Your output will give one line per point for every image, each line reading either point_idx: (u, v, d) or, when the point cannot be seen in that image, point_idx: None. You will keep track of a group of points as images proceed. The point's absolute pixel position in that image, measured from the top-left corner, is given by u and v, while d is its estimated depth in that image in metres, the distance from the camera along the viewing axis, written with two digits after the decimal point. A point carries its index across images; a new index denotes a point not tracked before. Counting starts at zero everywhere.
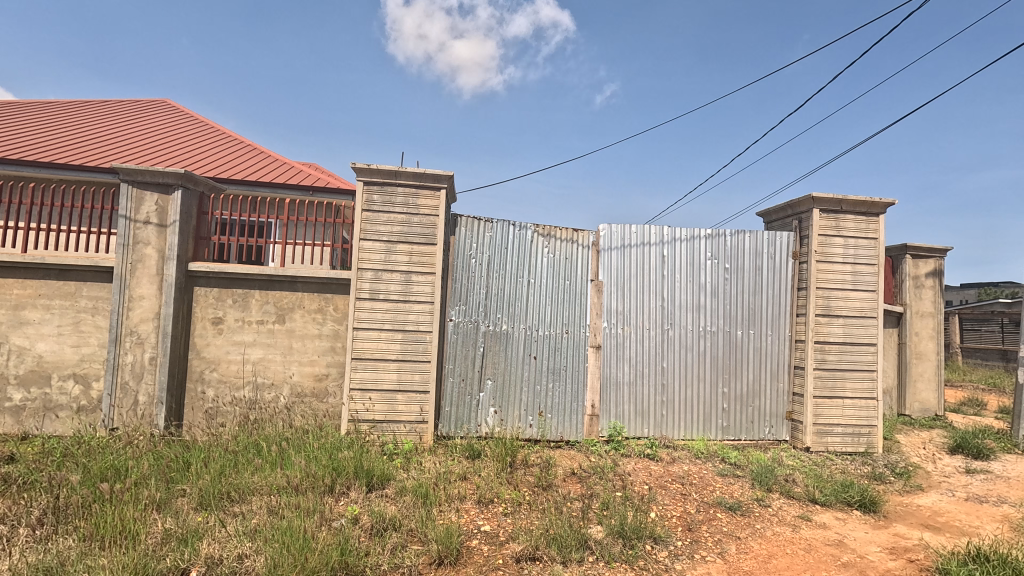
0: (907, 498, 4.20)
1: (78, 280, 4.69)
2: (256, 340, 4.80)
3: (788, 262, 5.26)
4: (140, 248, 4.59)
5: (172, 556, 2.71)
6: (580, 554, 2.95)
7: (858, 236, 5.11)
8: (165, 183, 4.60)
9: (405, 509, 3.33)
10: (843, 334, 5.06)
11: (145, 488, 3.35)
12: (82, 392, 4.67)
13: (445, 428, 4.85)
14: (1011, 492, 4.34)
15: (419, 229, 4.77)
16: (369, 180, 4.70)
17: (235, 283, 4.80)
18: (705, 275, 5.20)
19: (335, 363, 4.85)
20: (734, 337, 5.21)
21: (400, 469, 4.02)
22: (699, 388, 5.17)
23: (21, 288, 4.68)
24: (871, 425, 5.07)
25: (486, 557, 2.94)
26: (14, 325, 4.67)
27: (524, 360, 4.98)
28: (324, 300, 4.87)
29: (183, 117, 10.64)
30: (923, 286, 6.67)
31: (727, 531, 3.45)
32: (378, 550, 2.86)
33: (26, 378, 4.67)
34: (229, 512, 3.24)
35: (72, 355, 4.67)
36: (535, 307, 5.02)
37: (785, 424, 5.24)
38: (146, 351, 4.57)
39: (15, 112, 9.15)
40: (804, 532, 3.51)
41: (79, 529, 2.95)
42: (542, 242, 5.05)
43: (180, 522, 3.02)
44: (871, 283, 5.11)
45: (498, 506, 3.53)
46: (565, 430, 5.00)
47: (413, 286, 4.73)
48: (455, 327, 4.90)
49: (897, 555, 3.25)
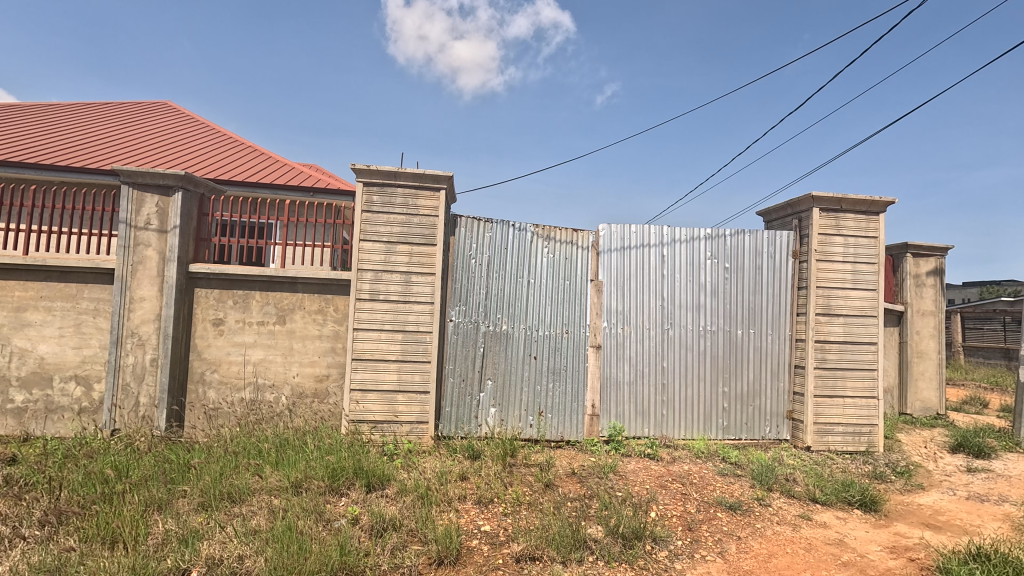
0: (907, 497, 4.19)
1: (79, 281, 4.71)
2: (257, 341, 4.81)
3: (788, 262, 5.26)
4: (141, 250, 4.60)
5: (173, 556, 2.72)
6: (580, 554, 2.95)
7: (858, 234, 5.11)
8: (165, 184, 4.61)
9: (405, 509, 3.33)
10: (843, 333, 5.06)
11: (146, 490, 3.36)
12: (83, 394, 4.69)
13: (445, 429, 4.86)
14: (1012, 490, 4.33)
15: (419, 229, 4.77)
16: (369, 180, 4.71)
17: (236, 284, 4.81)
18: (705, 275, 5.20)
19: (335, 363, 4.86)
20: (734, 337, 5.21)
21: (400, 469, 4.03)
22: (699, 388, 5.16)
23: (21, 290, 4.70)
24: (871, 424, 5.06)
25: (486, 557, 2.94)
26: (16, 326, 4.69)
27: (524, 360, 4.98)
28: (324, 301, 4.88)
29: (182, 117, 10.75)
30: (924, 285, 6.65)
31: (727, 531, 3.44)
32: (378, 550, 2.87)
33: (28, 379, 4.68)
34: (230, 512, 3.25)
35: (73, 357, 4.69)
36: (535, 307, 5.02)
37: (786, 424, 5.24)
38: (147, 353, 4.58)
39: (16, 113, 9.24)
40: (804, 531, 3.51)
41: (81, 529, 2.97)
42: (542, 242, 5.06)
43: (180, 523, 3.02)
44: (871, 282, 5.10)
45: (498, 506, 3.53)
46: (565, 430, 5.00)
47: (413, 287, 4.73)
48: (455, 328, 4.91)
49: (897, 554, 3.25)
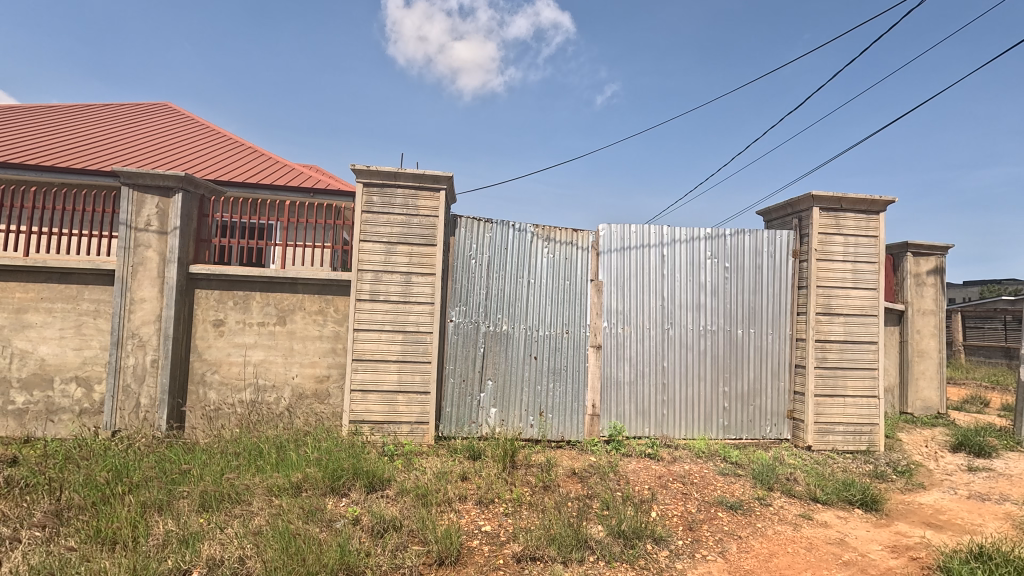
0: (908, 496, 4.19)
1: (79, 283, 4.71)
2: (257, 342, 4.81)
3: (788, 262, 5.26)
4: (141, 250, 4.60)
5: (173, 557, 2.72)
6: (580, 554, 2.95)
7: (858, 234, 5.10)
8: (165, 186, 4.61)
9: (405, 509, 3.34)
10: (843, 333, 5.05)
11: (146, 491, 3.37)
12: (84, 395, 4.69)
13: (445, 429, 4.86)
14: (1013, 489, 4.33)
15: (419, 230, 4.77)
16: (369, 181, 4.71)
17: (236, 285, 4.81)
18: (705, 275, 5.20)
19: (336, 364, 4.86)
20: (735, 337, 5.21)
21: (401, 469, 4.03)
22: (699, 388, 5.16)
23: (22, 292, 4.70)
24: (872, 423, 5.06)
25: (487, 557, 2.94)
26: (17, 328, 4.69)
27: (524, 360, 4.98)
28: (324, 302, 4.88)
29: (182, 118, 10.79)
30: (924, 284, 6.65)
31: (728, 531, 3.44)
32: (379, 551, 2.87)
33: (29, 381, 4.69)
34: (231, 513, 3.25)
35: (74, 358, 4.69)
36: (536, 307, 5.02)
37: (786, 423, 5.24)
38: (148, 354, 4.58)
39: (18, 114, 9.33)
40: (805, 530, 3.51)
41: (81, 531, 2.97)
42: (541, 243, 5.06)
43: (181, 525, 3.02)
44: (871, 281, 5.10)
45: (499, 506, 3.53)
46: (565, 430, 5.00)
47: (413, 287, 4.73)
48: (455, 328, 4.91)
49: (898, 553, 3.25)
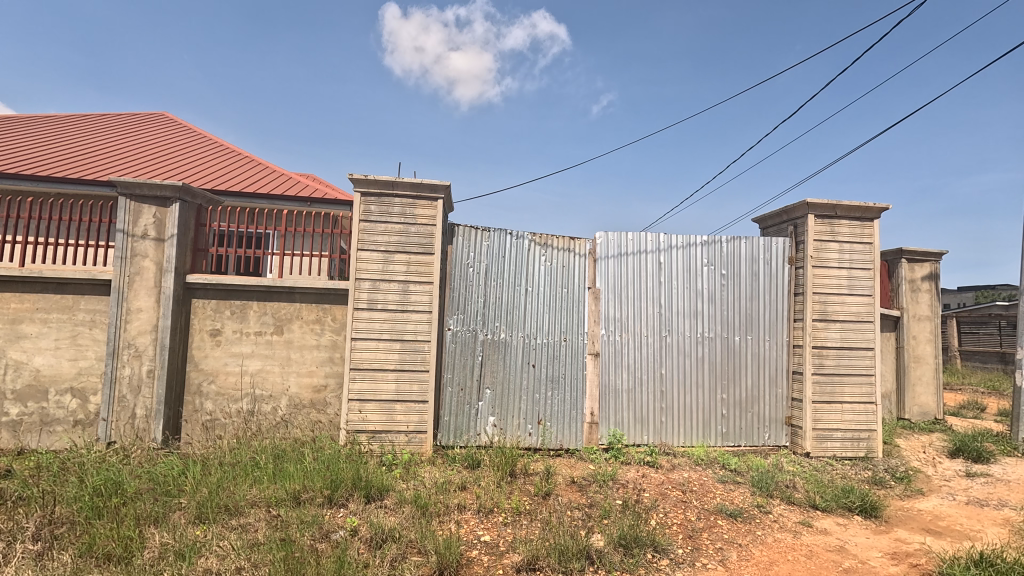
0: (907, 502, 4.19)
1: (76, 292, 4.69)
2: (255, 351, 4.79)
3: (784, 269, 5.31)
4: (138, 260, 4.59)
5: (170, 569, 2.69)
6: (581, 563, 2.92)
7: (852, 241, 5.14)
8: (162, 196, 4.62)
9: (405, 520, 3.31)
10: (840, 338, 5.07)
11: (142, 504, 3.33)
12: (79, 406, 4.66)
13: (445, 438, 4.84)
14: (1011, 495, 4.33)
15: (417, 239, 4.78)
16: (366, 190, 4.73)
17: (233, 294, 4.80)
18: (703, 281, 5.22)
19: (333, 373, 4.84)
20: (734, 343, 5.22)
21: (400, 479, 4.01)
22: (699, 395, 5.17)
23: (18, 302, 4.68)
24: (871, 429, 5.07)
25: (486, 567, 2.93)
26: (12, 338, 4.66)
27: (523, 368, 4.98)
28: (322, 311, 4.87)
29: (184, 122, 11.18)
30: (920, 290, 6.69)
31: (728, 538, 3.43)
32: (377, 562, 2.84)
33: (23, 392, 4.65)
34: (228, 524, 3.21)
35: (69, 369, 4.66)
36: (534, 314, 5.02)
37: (785, 429, 5.24)
38: (144, 364, 4.56)
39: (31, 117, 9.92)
40: (805, 538, 3.50)
41: (75, 545, 2.93)
42: (539, 251, 5.08)
43: (178, 536, 2.98)
44: (867, 287, 5.13)
45: (498, 516, 3.51)
46: (565, 438, 4.99)
47: (410, 296, 4.73)
48: (453, 336, 4.91)
49: (898, 560, 3.24)
